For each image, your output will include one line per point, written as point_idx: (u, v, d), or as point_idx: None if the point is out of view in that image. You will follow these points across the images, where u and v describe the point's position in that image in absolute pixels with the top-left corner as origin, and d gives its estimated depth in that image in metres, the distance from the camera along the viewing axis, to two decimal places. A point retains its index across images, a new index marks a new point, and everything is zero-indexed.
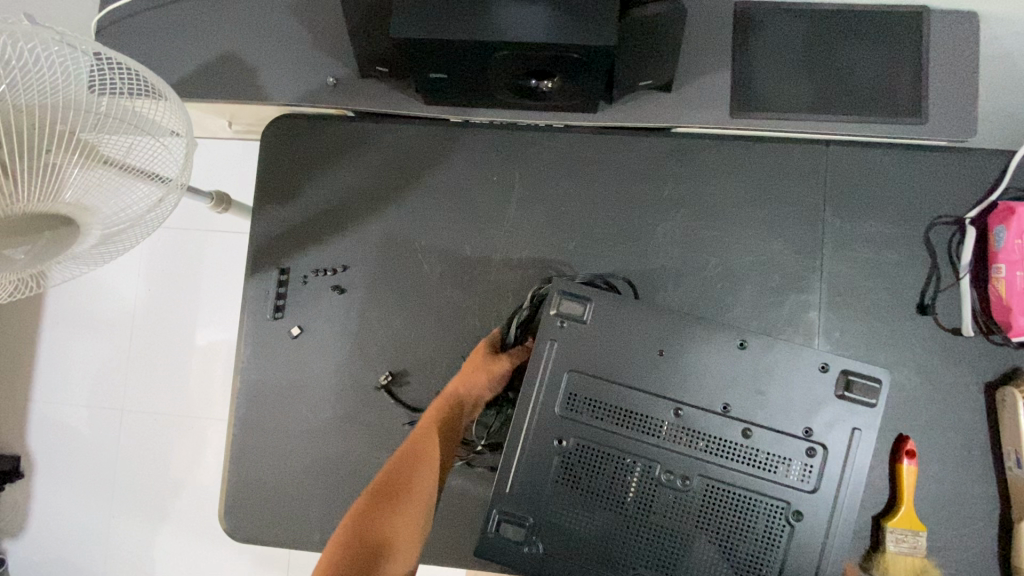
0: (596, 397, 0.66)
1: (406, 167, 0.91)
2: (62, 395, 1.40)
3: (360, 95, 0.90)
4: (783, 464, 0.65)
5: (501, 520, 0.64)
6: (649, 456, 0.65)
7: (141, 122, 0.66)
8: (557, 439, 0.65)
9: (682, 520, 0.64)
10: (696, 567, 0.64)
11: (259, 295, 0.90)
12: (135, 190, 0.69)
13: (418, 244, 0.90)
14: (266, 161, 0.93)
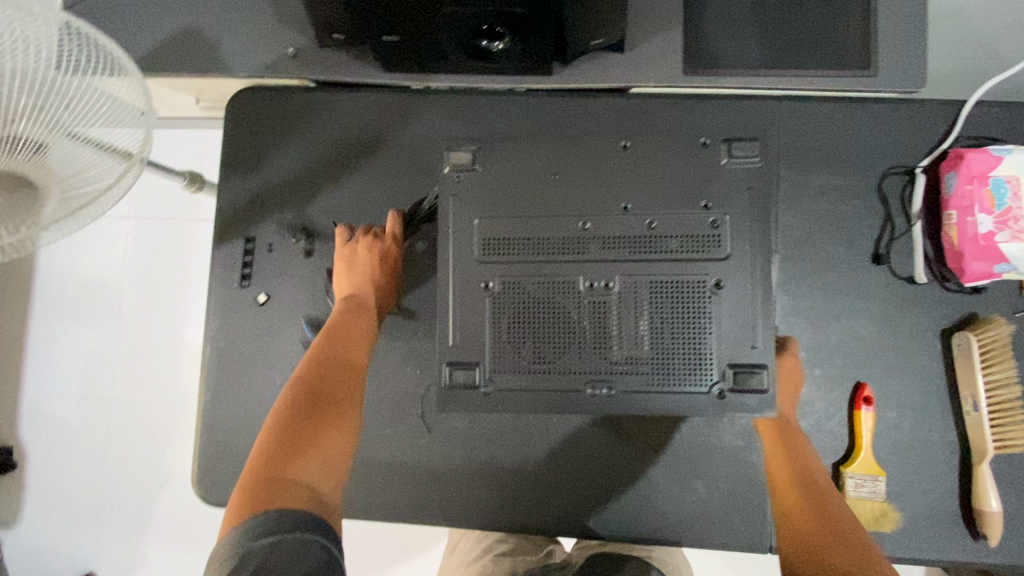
0: (502, 234, 0.57)
1: (368, 135, 0.93)
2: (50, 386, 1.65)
3: (319, 64, 0.91)
4: (696, 245, 0.56)
5: (452, 369, 0.56)
6: (558, 272, 0.57)
7: (98, 99, 0.67)
8: (483, 284, 0.57)
9: (610, 335, 0.56)
10: (634, 382, 0.56)
11: (226, 264, 0.91)
12: (93, 161, 0.70)
13: (380, 210, 0.92)
14: (231, 134, 0.94)
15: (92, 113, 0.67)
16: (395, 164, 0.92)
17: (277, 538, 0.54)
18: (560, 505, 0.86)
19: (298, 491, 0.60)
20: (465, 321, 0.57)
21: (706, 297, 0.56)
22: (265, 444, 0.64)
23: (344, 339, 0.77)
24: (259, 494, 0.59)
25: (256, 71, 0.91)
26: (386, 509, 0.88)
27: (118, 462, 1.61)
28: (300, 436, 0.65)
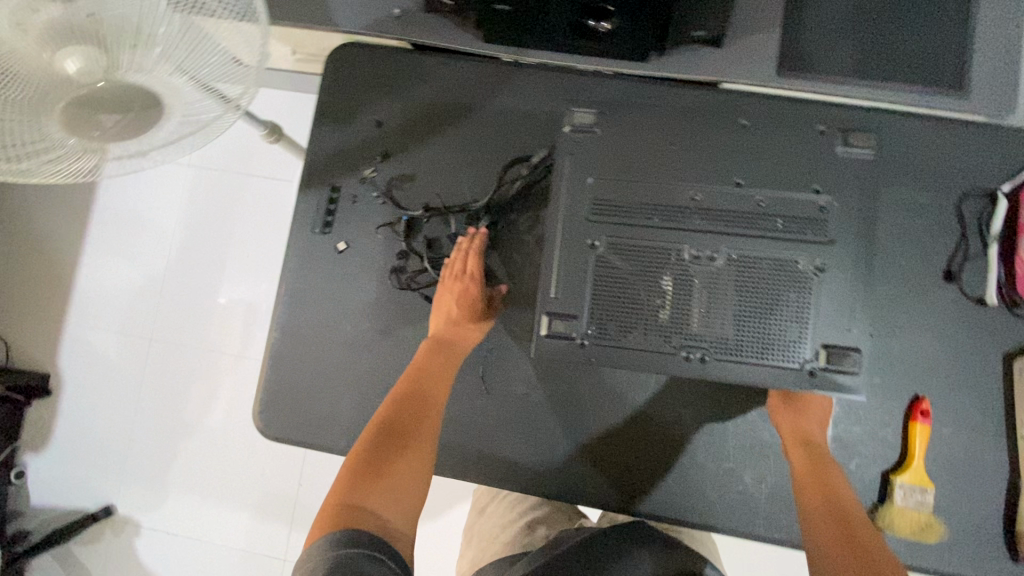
0: (618, 196, 0.59)
1: (459, 101, 0.95)
2: (124, 315, 1.84)
3: (422, 28, 0.93)
4: (803, 227, 0.58)
5: (551, 318, 0.58)
6: (668, 238, 0.58)
7: (209, 45, 0.68)
8: (589, 241, 0.59)
9: (712, 304, 0.58)
10: (734, 349, 0.57)
11: (310, 210, 0.95)
12: (203, 100, 0.73)
13: (463, 175, 0.95)
14: (328, 86, 0.98)
15: (204, 58, 0.69)
16: (481, 132, 0.95)
17: (347, 551, 0.58)
18: (606, 479, 0.88)
19: (370, 520, 0.63)
20: (566, 275, 0.59)
21: (809, 278, 0.57)
22: (341, 478, 0.69)
23: (423, 382, 0.82)
24: (336, 515, 0.63)
25: (361, 28, 0.94)
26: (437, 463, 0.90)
27: (180, 391, 1.81)
28: (373, 470, 0.70)
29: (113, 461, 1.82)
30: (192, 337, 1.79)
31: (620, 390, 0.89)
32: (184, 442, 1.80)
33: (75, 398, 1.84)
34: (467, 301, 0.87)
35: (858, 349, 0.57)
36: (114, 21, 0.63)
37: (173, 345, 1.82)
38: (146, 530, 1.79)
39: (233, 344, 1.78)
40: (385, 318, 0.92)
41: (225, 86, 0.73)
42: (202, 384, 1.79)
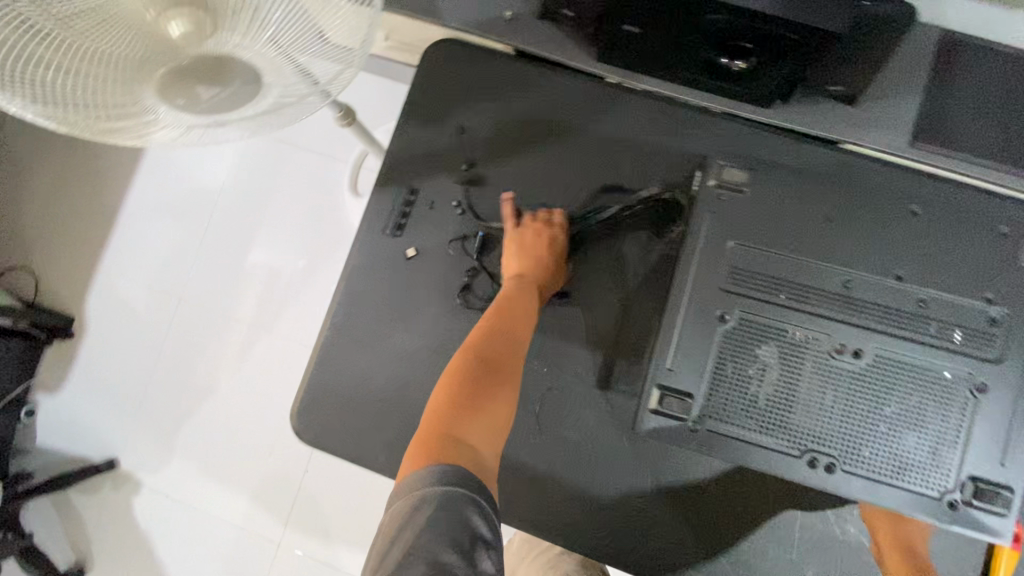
0: (759, 267, 0.57)
1: (557, 117, 0.89)
2: (158, 271, 1.81)
3: (532, 35, 0.88)
4: (958, 336, 0.55)
5: (662, 394, 0.55)
6: (811, 323, 0.55)
7: (318, 28, 0.63)
8: (720, 313, 0.56)
9: (852, 406, 0.54)
10: (872, 458, 0.54)
11: (384, 209, 0.89)
12: (298, 79, 0.67)
13: (549, 196, 0.88)
14: (422, 81, 0.92)
15: (309, 42, 0.64)
16: (576, 154, 0.88)
17: (447, 490, 0.54)
18: (657, 549, 0.81)
19: (464, 455, 0.59)
20: (687, 343, 0.56)
21: (965, 397, 0.54)
22: (433, 407, 0.64)
23: (514, 299, 0.77)
24: (430, 450, 0.59)
25: (466, 24, 0.88)
26: None
27: (203, 356, 1.78)
28: (464, 401, 0.64)
29: (124, 415, 1.79)
30: (227, 304, 1.79)
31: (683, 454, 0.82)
32: (197, 407, 1.77)
33: (97, 345, 1.82)
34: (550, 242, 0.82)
35: (1008, 487, 0.53)
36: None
37: (203, 308, 1.79)
38: (146, 489, 1.75)
39: (267, 317, 1.77)
40: (444, 335, 0.87)
41: (320, 66, 0.67)
42: (227, 353, 1.77)
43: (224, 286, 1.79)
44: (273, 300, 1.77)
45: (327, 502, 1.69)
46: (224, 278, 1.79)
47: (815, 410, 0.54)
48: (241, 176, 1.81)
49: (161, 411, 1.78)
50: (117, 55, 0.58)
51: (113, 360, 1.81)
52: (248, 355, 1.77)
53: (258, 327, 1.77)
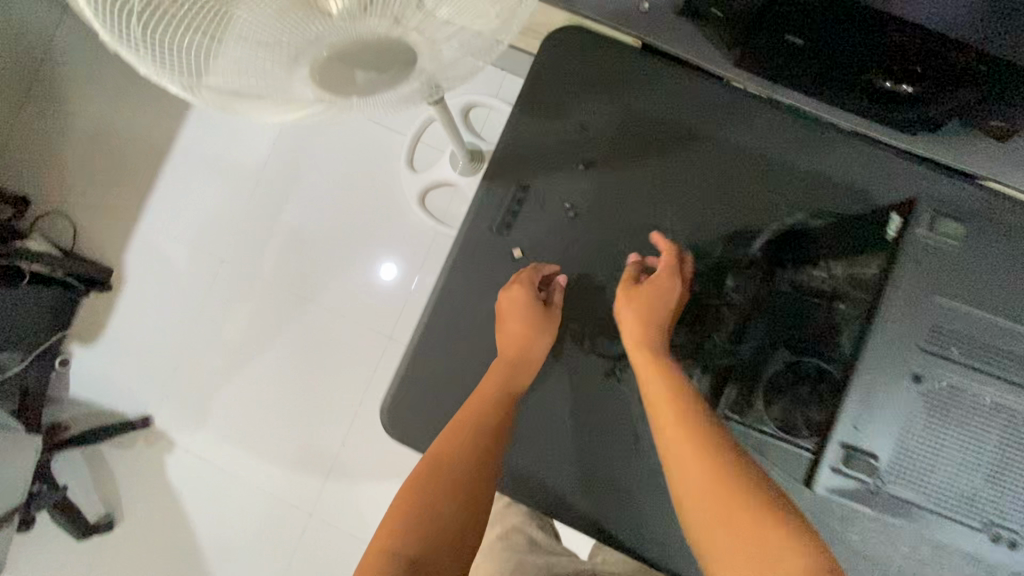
0: (949, 338, 0.65)
1: (684, 123, 0.84)
2: (200, 231, 1.76)
3: (666, 33, 0.82)
4: None
5: (848, 450, 0.64)
6: (981, 398, 0.64)
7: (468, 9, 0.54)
8: (912, 378, 0.64)
9: (997, 471, 0.65)
10: (1003, 513, 0.65)
11: (492, 206, 0.85)
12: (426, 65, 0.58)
13: (667, 207, 0.83)
14: (542, 71, 0.86)
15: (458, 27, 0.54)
16: (702, 164, 0.83)
17: None
18: None
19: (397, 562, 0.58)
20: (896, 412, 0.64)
21: None
22: (397, 505, 0.65)
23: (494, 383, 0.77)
24: (389, 532, 0.62)
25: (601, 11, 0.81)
26: (565, 512, 0.82)
27: (244, 322, 1.75)
28: (436, 491, 0.67)
29: (161, 374, 1.77)
30: (271, 272, 1.74)
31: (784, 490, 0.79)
32: (233, 373, 1.74)
33: (134, 300, 1.78)
34: (657, 302, 0.77)
35: None
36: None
37: (247, 273, 1.76)
38: (178, 449, 1.73)
39: (310, 288, 1.74)
40: None
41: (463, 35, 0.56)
42: (269, 321, 1.74)
43: (269, 253, 1.75)
44: (316, 273, 1.73)
45: (358, 481, 1.68)
46: (269, 243, 1.75)
47: (938, 464, 0.64)
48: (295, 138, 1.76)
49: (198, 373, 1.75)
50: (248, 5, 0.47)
51: (151, 317, 1.78)
52: (288, 325, 1.74)
53: (299, 298, 1.73)
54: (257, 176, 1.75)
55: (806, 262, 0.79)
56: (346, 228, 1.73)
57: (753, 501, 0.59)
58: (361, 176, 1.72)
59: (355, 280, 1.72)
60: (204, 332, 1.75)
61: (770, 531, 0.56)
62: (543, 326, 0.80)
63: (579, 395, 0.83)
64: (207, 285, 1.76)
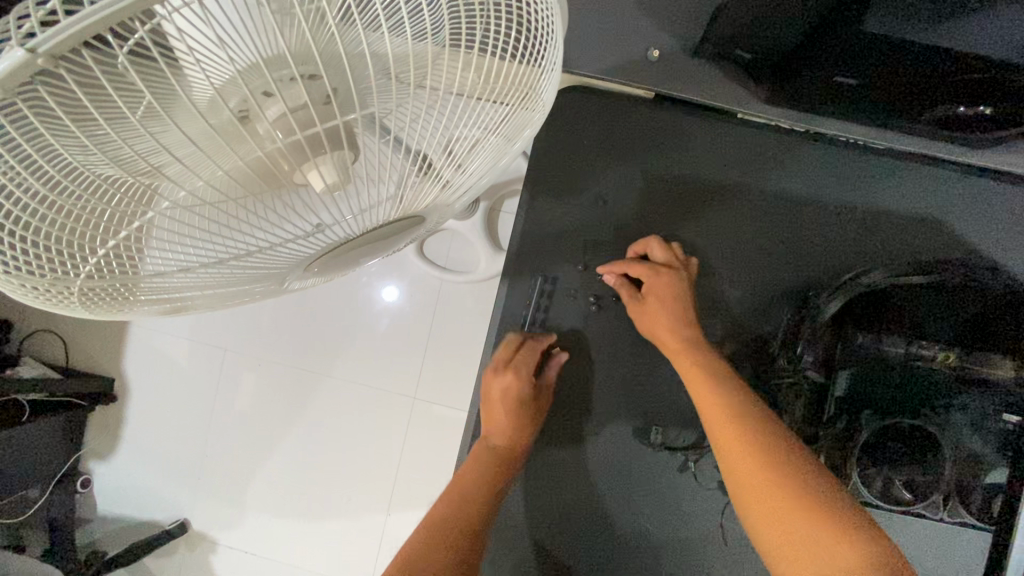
0: None
1: (715, 179, 0.74)
2: (182, 337, 1.53)
3: (682, 80, 0.70)
4: None
5: None
6: None
7: (477, 128, 0.48)
8: None
9: None
10: None
11: (517, 303, 0.78)
12: (432, 196, 0.50)
13: (711, 277, 0.75)
14: (546, 146, 0.76)
15: (462, 159, 0.49)
16: (740, 221, 0.74)
17: None
18: None
19: None
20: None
21: None
22: None
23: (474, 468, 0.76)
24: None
25: (604, 74, 0.71)
26: None
27: (248, 436, 1.51)
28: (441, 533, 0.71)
29: (164, 502, 1.54)
30: (267, 373, 1.50)
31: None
32: (261, 466, 1.51)
33: (139, 405, 1.55)
34: (669, 294, 0.71)
35: None
36: (373, 74, 0.40)
37: (240, 377, 1.51)
38: (223, 547, 1.52)
39: (313, 382, 1.48)
40: (601, 441, 0.77)
41: (480, 164, 0.52)
42: (272, 428, 1.50)
43: (275, 328, 1.49)
44: (327, 340, 1.48)
45: None
46: (272, 318, 1.49)
47: None
48: None
49: (203, 493, 1.53)
50: (209, 222, 0.41)
51: (138, 439, 1.55)
52: (306, 405, 1.49)
53: (301, 397, 1.49)
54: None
55: (881, 327, 0.72)
56: (340, 308, 1.47)
57: (808, 508, 0.58)
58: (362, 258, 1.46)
59: (360, 360, 1.47)
60: (201, 448, 1.53)
61: (829, 544, 0.55)
62: (521, 412, 0.77)
63: (650, 493, 0.77)
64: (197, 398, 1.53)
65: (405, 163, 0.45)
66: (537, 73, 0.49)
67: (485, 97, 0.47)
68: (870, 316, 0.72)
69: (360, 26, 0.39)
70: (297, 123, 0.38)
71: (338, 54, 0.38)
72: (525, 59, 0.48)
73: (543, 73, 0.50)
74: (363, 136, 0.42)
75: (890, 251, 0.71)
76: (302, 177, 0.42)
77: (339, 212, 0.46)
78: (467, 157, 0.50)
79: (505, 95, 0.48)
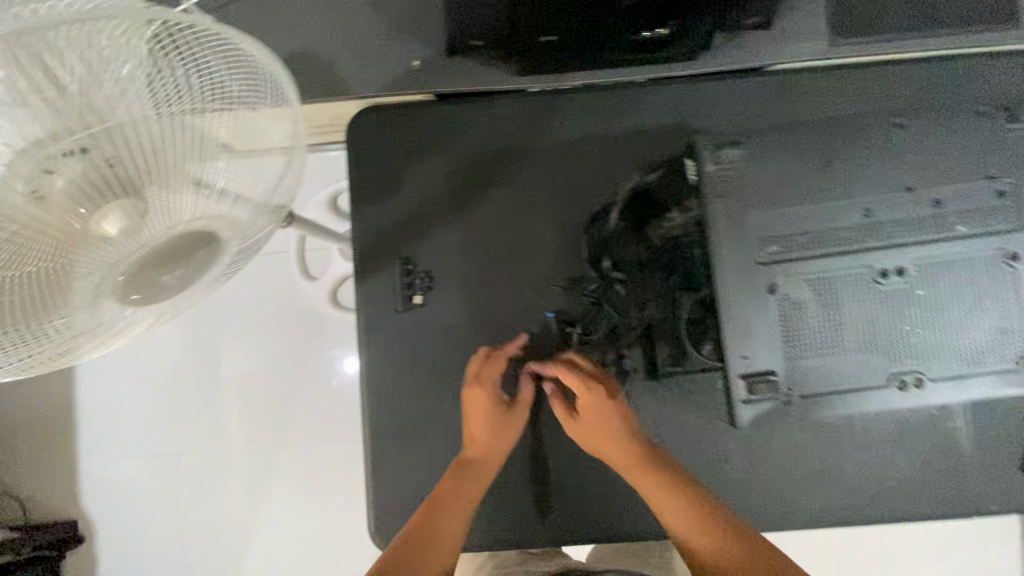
0: (816, 244, 0.75)
1: (505, 144, 0.87)
2: (125, 455, 1.43)
3: (450, 76, 0.85)
4: (965, 245, 0.75)
5: (751, 379, 0.75)
6: (843, 300, 0.75)
7: (257, 159, 0.56)
8: (769, 287, 0.75)
9: (913, 349, 0.75)
10: (932, 355, 0.75)
11: (379, 295, 0.85)
12: (246, 215, 0.58)
13: (530, 223, 0.87)
14: (359, 159, 0.87)
15: (256, 179, 0.57)
16: (536, 171, 0.87)
17: None
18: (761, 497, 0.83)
19: None
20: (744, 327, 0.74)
21: (1002, 268, 0.75)
22: None
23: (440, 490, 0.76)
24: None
25: (382, 90, 0.86)
26: (580, 526, 0.84)
27: (214, 534, 1.39)
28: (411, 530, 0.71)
29: None
30: (223, 466, 1.40)
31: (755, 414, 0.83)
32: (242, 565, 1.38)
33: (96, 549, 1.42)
34: (605, 410, 0.80)
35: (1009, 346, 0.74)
36: (147, 139, 0.45)
37: (196, 480, 1.41)
38: None
39: (272, 452, 1.39)
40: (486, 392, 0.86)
41: (256, 182, 0.58)
42: (241, 522, 1.38)
43: (220, 416, 1.41)
44: (276, 411, 1.40)
45: None
46: (240, 411, 1.41)
47: (823, 337, 0.75)
48: None
49: None
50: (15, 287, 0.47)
51: None
52: (271, 487, 1.38)
53: (264, 475, 1.39)
54: (183, 340, 1.43)
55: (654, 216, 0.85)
56: (282, 371, 1.41)
57: (714, 533, 0.69)
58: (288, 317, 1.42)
59: (312, 417, 1.39)
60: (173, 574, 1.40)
61: (732, 549, 0.68)
62: (497, 422, 0.81)
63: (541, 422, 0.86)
64: (156, 516, 1.41)
65: (166, 185, 0.48)
66: (282, 103, 0.58)
67: (255, 129, 0.55)
68: (641, 209, 0.85)
69: (120, 97, 0.44)
70: (84, 186, 0.44)
71: (110, 125, 0.43)
72: (271, 98, 0.57)
73: (288, 97, 0.58)
74: (154, 189, 0.47)
75: (656, 155, 0.86)
76: (98, 228, 0.46)
77: (141, 245, 0.50)
78: (258, 181, 0.58)
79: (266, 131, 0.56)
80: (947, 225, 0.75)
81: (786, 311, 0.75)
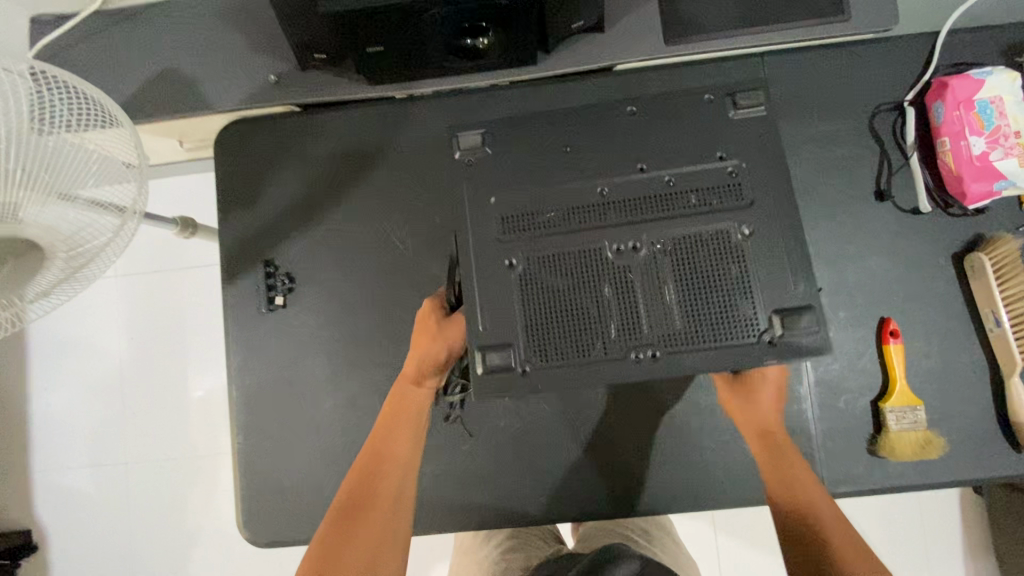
0: (528, 212, 0.66)
1: (363, 149, 0.92)
2: (66, 462, 1.43)
3: (304, 87, 0.89)
4: (689, 196, 0.65)
5: (484, 351, 0.63)
6: (586, 249, 0.65)
7: (88, 160, 0.69)
8: (508, 261, 0.65)
9: (622, 328, 0.63)
10: (654, 333, 0.62)
11: (247, 297, 0.90)
12: (94, 219, 0.71)
13: (388, 224, 0.91)
14: (226, 169, 0.93)
15: (86, 173, 0.69)
16: (393, 174, 0.91)
17: None
18: (611, 480, 0.86)
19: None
20: (491, 305, 0.64)
21: (736, 243, 0.64)
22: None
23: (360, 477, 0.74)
24: None
25: (239, 104, 0.89)
26: (440, 514, 0.87)
27: (160, 534, 1.41)
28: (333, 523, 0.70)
29: None
30: (161, 468, 1.41)
31: (600, 400, 0.87)
32: (188, 563, 1.40)
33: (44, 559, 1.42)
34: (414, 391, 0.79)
35: (809, 306, 0.62)
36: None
37: (138, 482, 1.42)
38: None
39: (210, 447, 1.41)
40: (347, 386, 0.89)
41: (98, 182, 0.71)
42: (183, 519, 1.40)
43: (156, 418, 1.42)
44: (211, 410, 1.42)
45: None
46: (188, 409, 1.42)
47: (573, 304, 0.63)
48: (103, 300, 1.45)
49: None
50: None
51: None
52: (214, 482, 1.41)
53: (205, 470, 1.41)
54: (119, 347, 1.44)
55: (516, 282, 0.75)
56: (216, 370, 1.43)
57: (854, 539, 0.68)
58: (215, 320, 1.43)
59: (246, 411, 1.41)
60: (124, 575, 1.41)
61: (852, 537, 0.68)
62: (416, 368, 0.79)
63: None
64: (99, 521, 1.42)
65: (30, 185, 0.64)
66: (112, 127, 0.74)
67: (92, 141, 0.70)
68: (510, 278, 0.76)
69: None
70: None
71: None
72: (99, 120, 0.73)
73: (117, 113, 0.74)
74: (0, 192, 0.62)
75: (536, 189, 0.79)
76: None
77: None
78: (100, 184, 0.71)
79: (115, 146, 0.73)
80: (686, 203, 0.65)
81: (532, 282, 0.64)
